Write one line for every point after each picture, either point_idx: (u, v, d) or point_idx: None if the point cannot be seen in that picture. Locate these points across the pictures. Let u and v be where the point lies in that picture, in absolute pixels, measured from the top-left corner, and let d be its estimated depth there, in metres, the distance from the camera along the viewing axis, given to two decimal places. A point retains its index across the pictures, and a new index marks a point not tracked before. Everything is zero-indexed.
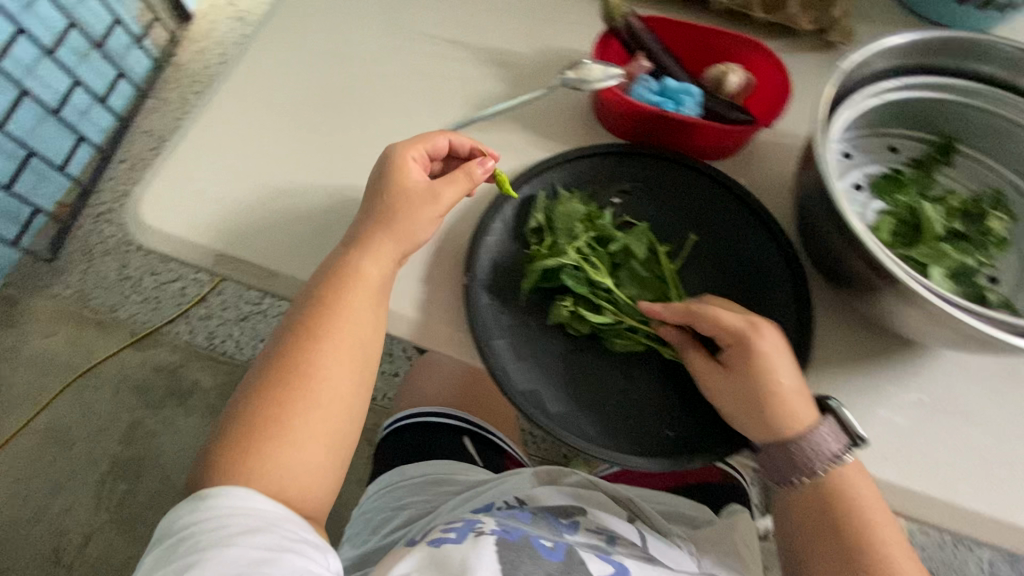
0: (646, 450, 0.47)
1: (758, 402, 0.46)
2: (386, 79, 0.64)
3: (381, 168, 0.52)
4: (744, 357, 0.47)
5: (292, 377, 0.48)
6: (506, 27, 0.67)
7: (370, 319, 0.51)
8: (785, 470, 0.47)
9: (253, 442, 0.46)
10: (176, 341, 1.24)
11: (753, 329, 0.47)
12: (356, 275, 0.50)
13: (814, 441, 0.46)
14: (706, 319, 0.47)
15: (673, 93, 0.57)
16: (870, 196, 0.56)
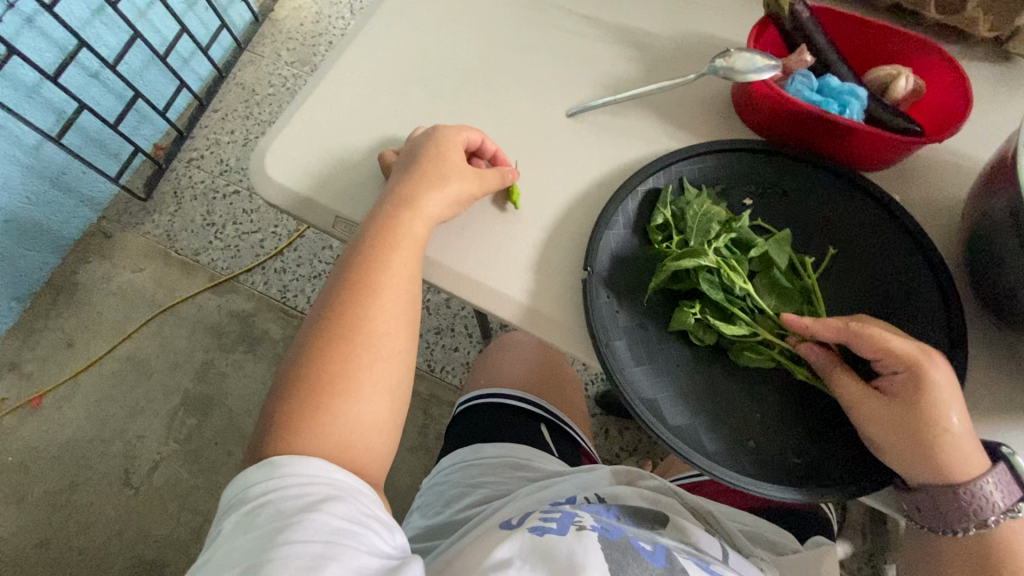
0: (772, 476, 0.45)
1: (922, 437, 0.42)
2: (511, 51, 0.62)
3: (423, 136, 0.55)
4: (909, 387, 0.42)
5: (354, 325, 0.49)
6: (640, 8, 0.64)
7: (413, 275, 0.52)
8: (948, 519, 0.43)
9: (324, 389, 0.47)
10: (252, 290, 1.33)
11: (926, 356, 0.42)
12: (398, 229, 0.51)
13: (977, 490, 0.41)
14: (871, 342, 0.43)
15: (837, 93, 0.52)
16: None
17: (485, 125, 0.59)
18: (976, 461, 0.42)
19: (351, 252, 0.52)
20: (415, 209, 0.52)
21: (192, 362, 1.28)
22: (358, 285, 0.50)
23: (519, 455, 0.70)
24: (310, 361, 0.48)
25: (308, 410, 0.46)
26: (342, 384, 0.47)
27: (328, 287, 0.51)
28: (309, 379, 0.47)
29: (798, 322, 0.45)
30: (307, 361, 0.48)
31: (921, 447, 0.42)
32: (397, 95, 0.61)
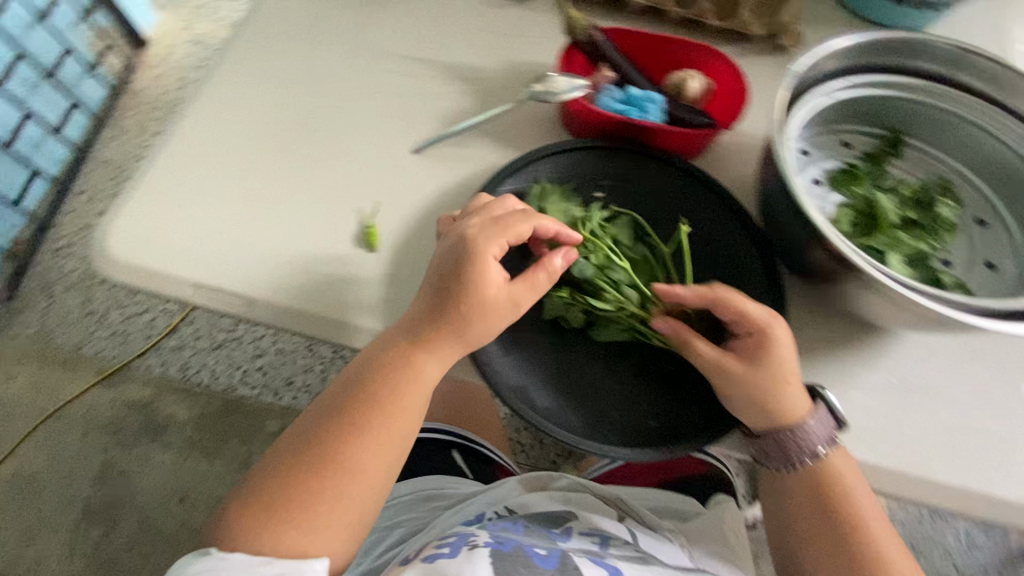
0: (632, 441, 0.49)
1: (767, 386, 0.48)
2: (354, 99, 0.65)
3: (459, 253, 0.49)
4: (758, 345, 0.48)
5: (325, 456, 0.46)
6: (469, 44, 0.69)
7: (418, 411, 0.50)
8: (782, 453, 0.50)
9: (280, 512, 0.45)
10: (148, 375, 1.24)
11: (772, 321, 0.49)
12: (417, 370, 0.48)
13: (804, 431, 0.48)
14: (728, 305, 0.49)
15: (638, 101, 0.59)
16: (828, 189, 0.58)
17: (336, 172, 0.61)
18: (807, 404, 0.48)
19: (377, 379, 0.49)
20: (433, 350, 0.49)
21: (90, 465, 1.17)
22: (389, 415, 0.48)
23: (434, 487, 0.71)
24: (272, 482, 0.46)
25: (258, 533, 0.44)
26: (298, 514, 0.45)
27: (331, 404, 0.49)
28: (267, 497, 0.45)
29: (667, 291, 0.50)
30: (266, 482, 0.46)
31: (767, 397, 0.47)
32: (243, 155, 0.61)
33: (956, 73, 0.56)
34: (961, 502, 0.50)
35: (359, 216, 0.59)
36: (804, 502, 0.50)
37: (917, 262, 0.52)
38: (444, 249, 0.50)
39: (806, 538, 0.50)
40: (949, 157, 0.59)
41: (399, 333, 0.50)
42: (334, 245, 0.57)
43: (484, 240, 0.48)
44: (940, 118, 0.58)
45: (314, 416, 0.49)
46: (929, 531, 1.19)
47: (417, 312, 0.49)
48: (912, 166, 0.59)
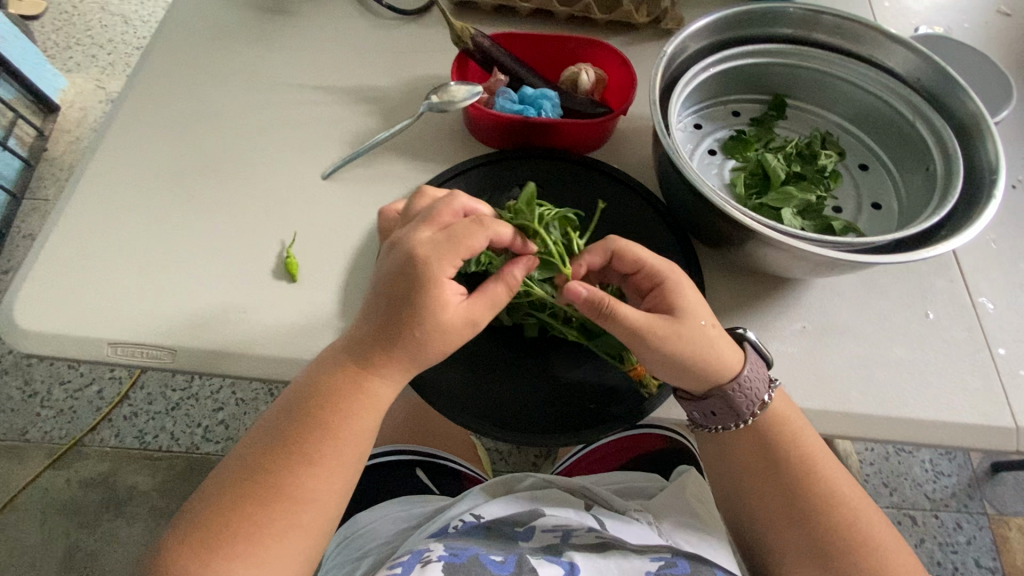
0: (573, 428, 0.51)
1: (690, 335, 0.47)
2: (259, 135, 0.65)
3: (409, 276, 0.44)
4: (664, 292, 0.49)
5: (267, 490, 0.43)
6: (369, 67, 0.70)
7: (368, 432, 0.47)
8: (733, 411, 0.50)
9: (218, 548, 0.42)
10: (103, 448, 1.17)
11: (670, 268, 0.50)
12: (363, 394, 0.46)
13: (745, 377, 0.49)
14: (626, 259, 0.50)
15: (532, 100, 0.61)
16: (723, 157, 0.61)
17: (248, 210, 0.60)
18: (730, 352, 0.49)
19: (320, 404, 0.46)
20: (381, 371, 0.46)
21: (51, 554, 1.09)
22: (333, 440, 0.45)
23: (401, 509, 0.69)
24: (210, 517, 0.43)
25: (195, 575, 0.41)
26: (240, 551, 0.42)
27: (268, 430, 0.46)
28: (205, 533, 0.42)
29: (574, 265, 0.52)
30: (206, 517, 0.43)
31: (694, 341, 0.47)
32: (150, 206, 0.60)
33: (813, 33, 0.60)
34: (888, 429, 0.52)
35: (278, 249, 0.59)
36: (753, 445, 0.51)
37: (808, 212, 0.55)
38: (392, 267, 0.46)
39: (762, 483, 0.50)
40: (827, 112, 0.63)
41: (338, 352, 0.47)
42: (255, 281, 0.57)
43: (437, 260, 0.44)
44: (812, 77, 0.62)
45: (253, 447, 0.46)
46: (897, 466, 1.24)
47: (357, 330, 0.47)
48: (796, 124, 0.63)
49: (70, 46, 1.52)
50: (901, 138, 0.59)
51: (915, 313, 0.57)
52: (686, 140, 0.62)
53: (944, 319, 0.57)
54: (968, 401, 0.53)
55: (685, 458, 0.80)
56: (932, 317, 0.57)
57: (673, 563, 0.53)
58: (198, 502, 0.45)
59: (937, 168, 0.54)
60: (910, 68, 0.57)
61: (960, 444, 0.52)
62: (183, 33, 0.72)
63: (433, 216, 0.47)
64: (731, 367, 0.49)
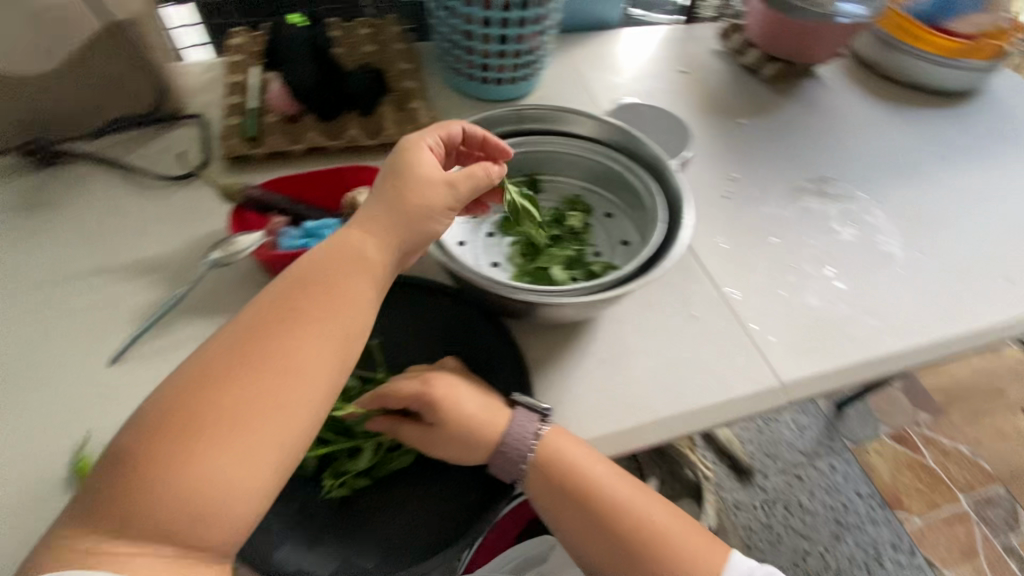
0: (464, 527, 0.49)
1: (455, 436, 0.51)
2: (27, 338, 0.60)
3: (394, 161, 0.55)
4: (428, 410, 0.52)
5: (251, 360, 0.44)
6: (147, 237, 0.70)
7: (356, 288, 0.50)
8: (513, 469, 0.52)
9: (122, 493, 0.39)
10: None
11: (424, 384, 0.52)
12: (349, 252, 0.51)
13: (512, 439, 0.51)
14: (391, 394, 0.53)
15: (314, 231, 0.65)
16: (500, 236, 0.70)
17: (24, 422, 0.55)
18: (499, 418, 0.52)
19: (318, 267, 0.50)
20: (379, 232, 0.52)
21: None
22: (341, 287, 0.49)
23: None
24: (124, 464, 0.40)
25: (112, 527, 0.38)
26: (231, 430, 0.41)
27: (244, 319, 0.47)
28: (115, 489, 0.39)
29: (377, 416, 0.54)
30: (150, 419, 0.41)
31: (468, 435, 0.51)
32: None
33: (527, 124, 0.73)
34: (691, 420, 0.61)
35: (66, 454, 0.54)
36: (554, 496, 0.53)
37: (577, 263, 0.66)
38: (400, 163, 0.54)
39: (575, 526, 0.53)
40: (564, 175, 0.76)
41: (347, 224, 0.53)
42: (45, 497, 0.51)
43: (418, 137, 0.57)
44: (540, 155, 0.74)
45: (246, 312, 0.48)
46: (769, 432, 1.48)
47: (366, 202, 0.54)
48: (546, 193, 0.76)
49: None
50: (621, 184, 0.72)
51: (683, 317, 0.69)
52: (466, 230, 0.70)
53: (705, 315, 0.69)
54: (738, 375, 0.64)
55: None
56: (695, 316, 0.69)
57: None
58: (141, 420, 0.42)
59: (649, 203, 0.68)
60: (602, 131, 0.71)
61: (746, 413, 0.63)
62: None
63: (400, 147, 0.56)
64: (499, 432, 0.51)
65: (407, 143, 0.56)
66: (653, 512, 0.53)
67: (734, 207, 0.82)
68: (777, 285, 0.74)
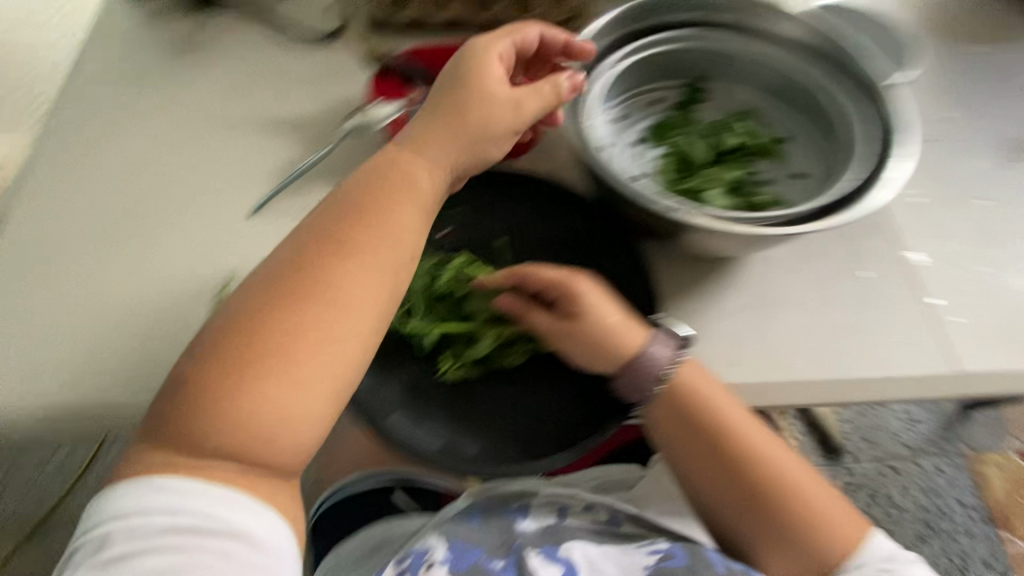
0: (572, 442, 0.48)
1: (592, 336, 0.48)
2: (177, 178, 0.63)
3: (450, 71, 0.51)
4: (570, 302, 0.48)
5: (292, 291, 0.43)
6: (288, 95, 0.69)
7: (413, 229, 0.47)
8: (640, 388, 0.48)
9: (233, 374, 0.40)
10: (76, 518, 1.12)
11: (570, 277, 0.49)
12: (407, 185, 0.48)
13: (650, 354, 0.47)
14: (528, 276, 0.50)
15: None
16: (649, 145, 0.62)
17: (173, 255, 0.59)
18: (638, 332, 0.48)
19: (321, 219, 0.46)
20: (434, 164, 0.49)
21: None
22: (370, 233, 0.46)
23: (380, 532, 0.69)
24: (212, 361, 0.41)
25: (189, 429, 0.40)
26: (319, 340, 0.42)
27: (286, 250, 0.45)
28: (197, 397, 0.40)
29: (501, 301, 0.51)
30: (241, 331, 0.42)
31: (606, 341, 0.47)
32: (69, 265, 0.58)
33: (711, 15, 0.61)
34: (835, 391, 0.53)
35: (209, 294, 0.57)
36: (677, 427, 0.48)
37: (738, 190, 0.57)
38: (457, 74, 0.50)
39: (692, 460, 0.48)
40: (740, 88, 0.65)
41: (390, 147, 0.50)
42: (187, 329, 0.55)
43: (488, 40, 0.52)
44: (718, 57, 0.63)
45: (311, 227, 0.46)
46: (872, 420, 1.31)
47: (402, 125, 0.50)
48: (713, 105, 0.65)
49: None
50: (810, 106, 0.61)
51: (849, 274, 0.58)
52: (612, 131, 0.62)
53: (878, 276, 0.58)
54: (907, 353, 0.54)
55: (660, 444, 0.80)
56: (865, 276, 0.58)
57: (671, 555, 0.52)
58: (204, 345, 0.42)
59: (845, 132, 0.57)
60: (805, 37, 0.60)
61: (905, 396, 0.54)
62: (89, 83, 0.70)
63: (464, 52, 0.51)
64: (631, 351, 0.47)
65: (465, 48, 0.52)
66: (792, 467, 0.48)
67: (937, 154, 0.66)
68: (978, 257, 0.60)
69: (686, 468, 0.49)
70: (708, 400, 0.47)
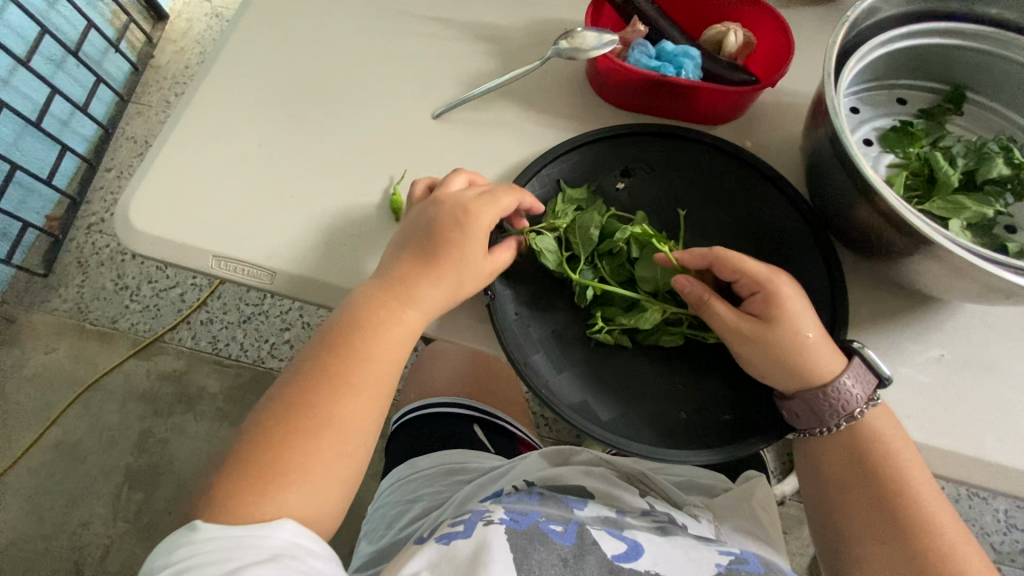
0: (713, 443, 0.45)
1: (783, 345, 0.43)
2: (370, 61, 0.62)
3: (433, 214, 0.48)
4: (768, 301, 0.43)
5: (311, 401, 0.45)
6: (494, 2, 0.65)
7: (395, 356, 0.48)
8: (817, 416, 0.43)
9: (264, 473, 0.43)
10: (180, 348, 1.25)
11: (775, 276, 0.44)
12: (395, 314, 0.47)
13: (842, 386, 0.42)
14: (727, 262, 0.45)
15: (671, 57, 0.55)
16: (881, 149, 0.54)
17: (353, 138, 0.59)
18: (834, 359, 0.43)
19: (360, 321, 0.48)
20: (419, 303, 0.48)
21: (128, 435, 1.19)
22: (382, 345, 0.47)
23: (456, 460, 0.70)
24: (252, 456, 0.44)
25: (246, 502, 0.42)
26: (308, 458, 0.44)
27: (318, 349, 0.48)
28: (241, 472, 0.43)
29: (680, 282, 0.46)
30: (264, 430, 0.45)
31: (796, 357, 0.42)
32: (259, 122, 0.59)
33: None
34: (1020, 484, 0.46)
35: (380, 185, 0.57)
36: (843, 468, 0.44)
37: (978, 228, 0.48)
38: (427, 236, 0.48)
39: (849, 507, 0.44)
40: (1016, 116, 0.54)
41: (408, 248, 0.49)
42: (357, 215, 0.56)
43: (453, 211, 0.48)
44: (1010, 70, 0.53)
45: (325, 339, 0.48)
46: (965, 510, 1.16)
47: (396, 255, 0.49)
48: (973, 123, 0.55)
49: None
50: None
51: None
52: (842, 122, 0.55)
53: None
54: None
55: (754, 465, 0.75)
56: None
57: (744, 560, 0.49)
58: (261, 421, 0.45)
59: None
60: None
61: None
62: None
63: (471, 203, 0.48)
64: (823, 377, 0.43)
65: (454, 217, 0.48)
66: (971, 561, 0.41)
67: None
68: None
69: (836, 513, 0.45)
70: (889, 451, 0.43)
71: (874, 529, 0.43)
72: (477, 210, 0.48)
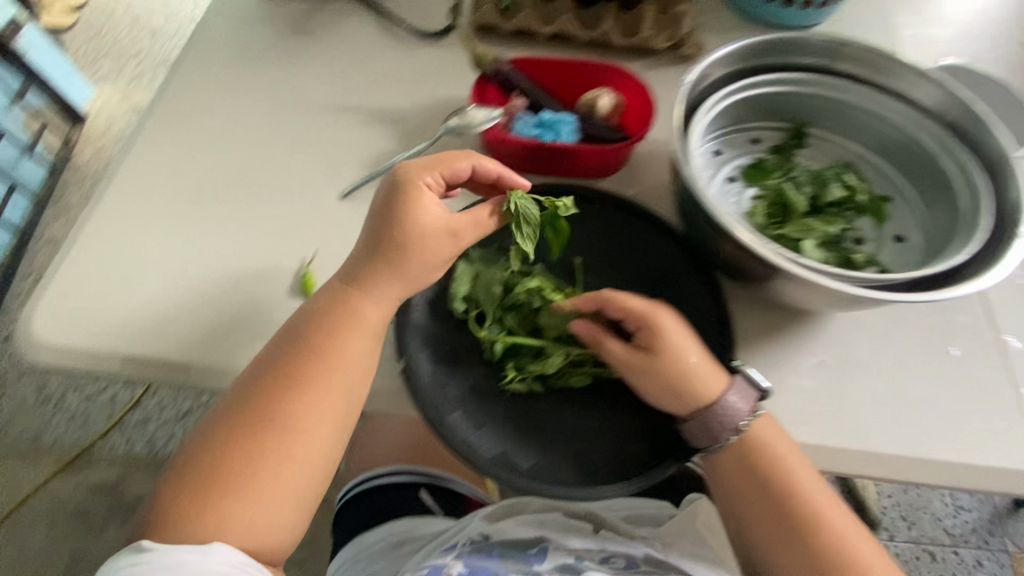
0: (626, 474, 0.47)
1: (670, 373, 0.46)
2: (276, 152, 0.66)
3: (393, 191, 0.50)
4: (652, 335, 0.48)
5: (272, 414, 0.48)
6: (390, 87, 0.71)
7: (359, 360, 0.50)
8: (710, 435, 0.47)
9: (225, 483, 0.46)
10: (113, 455, 1.17)
11: (655, 310, 0.48)
12: (353, 316, 0.50)
13: (727, 403, 0.46)
14: (614, 302, 0.49)
15: (550, 124, 0.62)
16: (743, 185, 0.61)
17: (263, 226, 0.61)
18: (718, 379, 0.47)
19: (321, 327, 0.50)
20: (383, 297, 0.50)
21: (57, 559, 1.09)
22: (344, 352, 0.49)
23: (405, 528, 0.69)
24: (213, 467, 0.47)
25: (207, 508, 0.45)
26: (269, 473, 0.47)
27: (278, 360, 0.49)
28: (205, 479, 0.46)
29: (578, 326, 0.50)
30: (225, 440, 0.47)
31: (681, 382, 0.46)
32: (167, 220, 0.61)
33: (836, 63, 0.60)
34: (908, 469, 0.51)
35: (292, 268, 0.59)
36: (744, 481, 0.48)
37: (831, 244, 0.55)
38: (392, 214, 0.49)
39: (753, 518, 0.48)
40: (850, 142, 0.63)
41: (362, 241, 0.51)
42: (272, 299, 0.57)
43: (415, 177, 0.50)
44: (835, 107, 0.61)
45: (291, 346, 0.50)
46: (915, 499, 1.22)
47: (358, 251, 0.51)
48: (816, 153, 0.63)
49: (100, 55, 1.54)
50: (928, 172, 0.58)
51: (938, 350, 0.56)
52: (706, 165, 0.61)
53: (969, 356, 0.55)
54: (992, 443, 0.51)
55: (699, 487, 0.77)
56: (955, 354, 0.55)
57: None
58: (224, 431, 0.48)
59: (962, 204, 0.54)
60: (935, 100, 0.57)
61: (982, 487, 0.51)
62: (207, 51, 0.73)
63: (437, 164, 0.52)
64: (711, 396, 0.46)
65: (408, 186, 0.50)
66: (861, 551, 0.46)
67: None
68: None
69: (746, 522, 0.48)
70: (780, 460, 0.46)
71: (776, 535, 0.46)
72: (460, 161, 0.52)
